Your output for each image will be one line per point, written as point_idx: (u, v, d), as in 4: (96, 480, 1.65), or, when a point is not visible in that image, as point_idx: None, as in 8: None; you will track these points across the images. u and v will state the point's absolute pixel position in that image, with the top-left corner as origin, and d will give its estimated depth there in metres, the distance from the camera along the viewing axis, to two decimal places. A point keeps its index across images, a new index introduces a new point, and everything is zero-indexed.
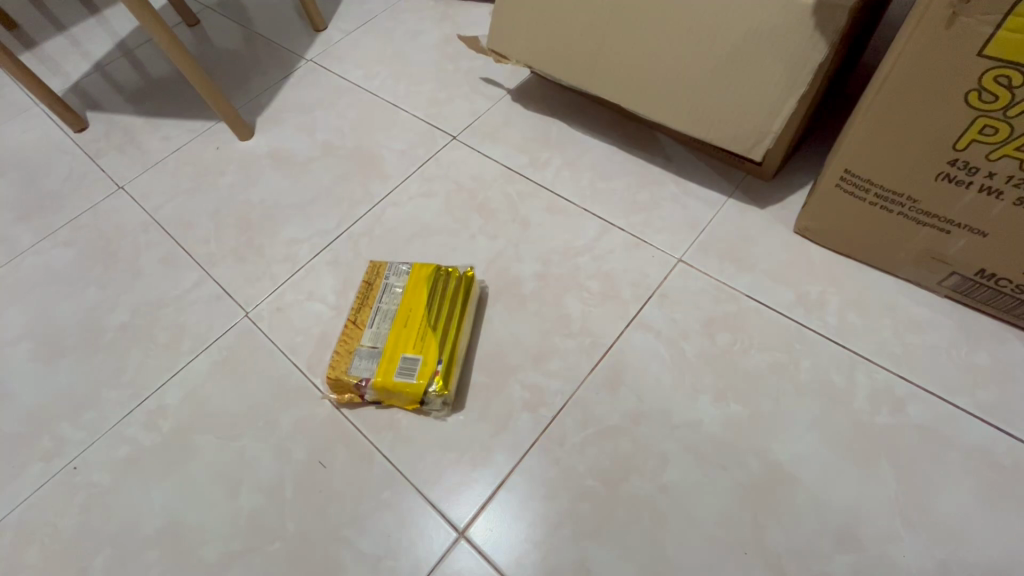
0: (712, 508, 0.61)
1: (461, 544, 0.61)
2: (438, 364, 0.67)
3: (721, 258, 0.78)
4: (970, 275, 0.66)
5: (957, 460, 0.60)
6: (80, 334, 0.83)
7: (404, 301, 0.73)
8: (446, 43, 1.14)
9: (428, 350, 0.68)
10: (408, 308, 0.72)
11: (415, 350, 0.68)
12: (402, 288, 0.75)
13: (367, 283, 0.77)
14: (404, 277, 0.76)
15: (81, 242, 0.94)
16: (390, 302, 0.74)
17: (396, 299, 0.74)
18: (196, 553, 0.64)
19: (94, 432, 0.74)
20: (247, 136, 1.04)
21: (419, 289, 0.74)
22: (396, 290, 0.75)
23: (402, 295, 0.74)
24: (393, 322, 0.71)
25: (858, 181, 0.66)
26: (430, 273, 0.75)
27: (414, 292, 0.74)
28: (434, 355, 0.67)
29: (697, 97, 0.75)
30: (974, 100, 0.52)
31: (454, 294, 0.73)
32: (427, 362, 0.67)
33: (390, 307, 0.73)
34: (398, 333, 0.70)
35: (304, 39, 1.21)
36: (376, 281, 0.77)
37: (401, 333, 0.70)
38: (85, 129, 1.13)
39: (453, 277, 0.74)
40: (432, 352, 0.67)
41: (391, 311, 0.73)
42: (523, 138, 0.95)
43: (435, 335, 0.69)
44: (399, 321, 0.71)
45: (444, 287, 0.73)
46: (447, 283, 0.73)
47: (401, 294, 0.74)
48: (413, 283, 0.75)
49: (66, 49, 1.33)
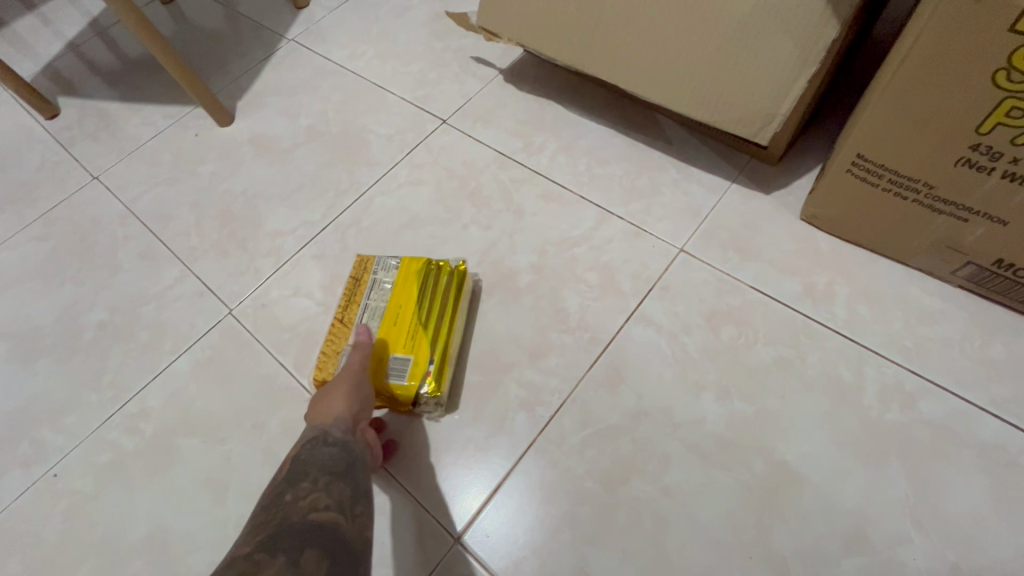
0: (717, 511, 0.59)
1: (457, 551, 0.59)
2: (430, 364, 0.64)
3: (724, 247, 0.74)
4: (987, 266, 0.63)
5: (970, 458, 0.58)
6: (57, 333, 0.80)
7: (394, 297, 0.70)
8: (434, 20, 1.08)
9: (420, 350, 0.65)
10: (398, 305, 0.69)
11: (406, 350, 0.65)
12: (391, 284, 0.71)
13: (354, 279, 0.73)
14: (393, 271, 0.72)
15: (55, 236, 0.90)
16: (378, 299, 0.70)
17: (385, 296, 0.70)
18: (183, 561, 0.62)
19: (73, 438, 0.71)
20: (226, 123, 0.99)
21: (408, 285, 0.70)
22: (384, 285, 0.71)
23: (391, 291, 0.71)
24: (383, 320, 0.68)
25: (870, 166, 0.62)
26: (421, 267, 0.71)
27: (404, 288, 0.70)
28: (425, 354, 0.65)
29: (700, 77, 0.71)
30: (1003, 80, 0.48)
31: (446, 289, 0.69)
32: (419, 362, 0.64)
33: (379, 304, 0.70)
34: (387, 332, 0.67)
35: (284, 16, 1.15)
36: (364, 276, 0.73)
37: (390, 332, 0.67)
38: (57, 116, 1.07)
39: (444, 273, 0.70)
40: (423, 352, 0.65)
41: (380, 309, 0.69)
42: (516, 121, 0.91)
43: (426, 333, 0.66)
44: (389, 318, 0.68)
45: (436, 283, 0.70)
46: (438, 279, 0.70)
47: (390, 290, 0.71)
48: (402, 277, 0.71)
49: (36, 28, 1.27)
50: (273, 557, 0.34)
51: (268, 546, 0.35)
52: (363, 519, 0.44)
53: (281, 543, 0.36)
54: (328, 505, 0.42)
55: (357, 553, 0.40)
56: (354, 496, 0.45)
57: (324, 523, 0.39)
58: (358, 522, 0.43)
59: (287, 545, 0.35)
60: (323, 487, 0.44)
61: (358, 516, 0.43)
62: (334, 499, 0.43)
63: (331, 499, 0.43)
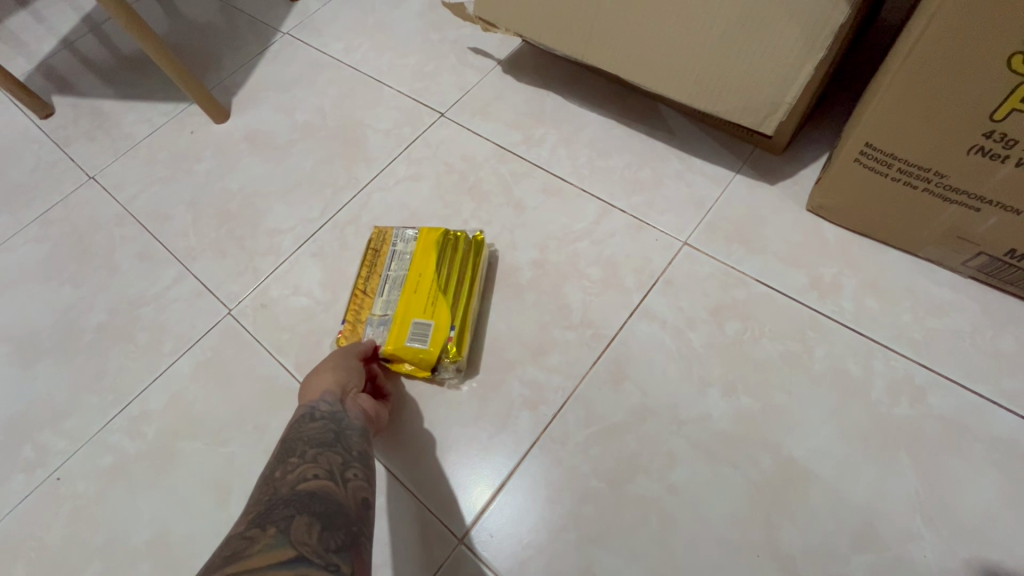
0: (724, 509, 0.58)
1: (462, 551, 0.59)
2: (450, 330, 0.64)
3: (729, 240, 0.73)
4: (999, 256, 0.61)
5: (982, 453, 0.57)
6: (57, 336, 0.79)
7: (414, 266, 0.69)
8: (431, 11, 1.06)
9: (440, 316, 0.65)
10: (418, 272, 0.69)
11: (426, 315, 0.65)
12: (411, 254, 0.71)
13: (374, 250, 0.73)
14: (412, 242, 0.72)
15: (52, 238, 0.89)
16: (399, 268, 0.70)
17: (405, 265, 0.70)
18: (186, 564, 0.62)
19: (75, 441, 0.71)
20: (222, 119, 0.97)
21: (428, 254, 0.70)
22: (404, 256, 0.71)
23: (411, 260, 0.70)
24: (403, 288, 0.68)
25: (880, 155, 0.61)
26: (439, 236, 0.71)
27: (423, 256, 0.70)
28: (446, 320, 0.64)
29: (705, 67, 0.69)
30: (1019, 65, 0.47)
31: (466, 257, 0.69)
32: (439, 328, 0.64)
33: (399, 274, 0.70)
34: (408, 299, 0.67)
35: (280, 10, 1.13)
36: (383, 247, 0.73)
37: (411, 299, 0.67)
38: (52, 115, 1.06)
39: (462, 242, 0.70)
40: (443, 318, 0.65)
41: (401, 277, 0.69)
42: (516, 113, 0.89)
43: (446, 300, 0.66)
44: (409, 286, 0.68)
45: (453, 253, 0.69)
46: (456, 248, 0.70)
47: (409, 259, 0.70)
48: (421, 247, 0.70)
49: (29, 25, 1.25)
50: (264, 530, 0.34)
51: (259, 521, 0.35)
52: (357, 482, 0.44)
53: (272, 516, 0.35)
54: (318, 474, 0.42)
55: (353, 515, 0.40)
56: (344, 462, 0.45)
57: (314, 492, 0.39)
58: (351, 486, 0.43)
59: (278, 517, 0.35)
60: (312, 458, 0.44)
61: (351, 480, 0.43)
62: (323, 469, 0.43)
63: (320, 469, 0.42)
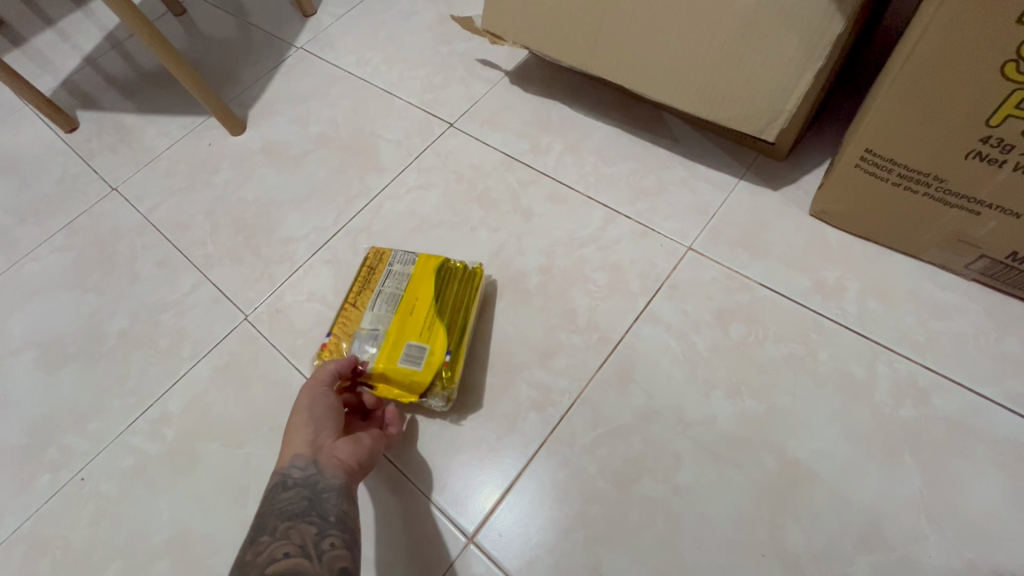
0: (728, 509, 0.59)
1: (471, 549, 0.60)
2: (446, 355, 0.65)
3: (733, 244, 0.74)
4: (1000, 259, 0.62)
5: (987, 454, 0.58)
6: (81, 342, 0.82)
7: (410, 288, 0.71)
8: (440, 24, 1.09)
9: (437, 340, 0.66)
10: (415, 295, 0.70)
11: (423, 338, 0.66)
12: (408, 276, 0.72)
13: (370, 268, 0.75)
14: (410, 264, 0.73)
15: (77, 247, 0.92)
16: (394, 288, 0.71)
17: (401, 285, 0.71)
18: (204, 562, 0.64)
19: (98, 443, 0.73)
20: (239, 131, 1.00)
21: (425, 278, 0.71)
22: (401, 276, 0.72)
23: (408, 281, 0.71)
24: (399, 308, 0.69)
25: (880, 160, 0.62)
26: (438, 263, 0.72)
27: (420, 281, 0.71)
28: (442, 345, 0.65)
29: (706, 76, 0.70)
30: (1012, 71, 0.48)
31: (464, 288, 0.71)
32: (435, 352, 0.65)
33: (394, 293, 0.71)
34: (403, 319, 0.68)
35: (294, 25, 1.17)
36: (380, 266, 0.74)
37: (406, 320, 0.68)
38: (75, 129, 1.10)
39: (460, 273, 0.72)
40: (440, 342, 0.66)
41: (396, 296, 0.70)
42: (523, 122, 0.91)
43: (443, 325, 0.67)
44: (405, 307, 0.69)
45: (452, 281, 0.71)
46: (455, 279, 0.72)
47: (406, 280, 0.71)
48: (419, 271, 0.72)
49: (55, 43, 1.30)
50: None
51: None
52: (332, 551, 0.48)
53: None
54: (290, 552, 0.46)
55: None
56: (320, 533, 0.49)
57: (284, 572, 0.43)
58: (326, 557, 0.47)
59: None
60: (283, 535, 0.48)
61: (325, 551, 0.47)
62: (296, 545, 0.47)
63: (292, 545, 0.47)
